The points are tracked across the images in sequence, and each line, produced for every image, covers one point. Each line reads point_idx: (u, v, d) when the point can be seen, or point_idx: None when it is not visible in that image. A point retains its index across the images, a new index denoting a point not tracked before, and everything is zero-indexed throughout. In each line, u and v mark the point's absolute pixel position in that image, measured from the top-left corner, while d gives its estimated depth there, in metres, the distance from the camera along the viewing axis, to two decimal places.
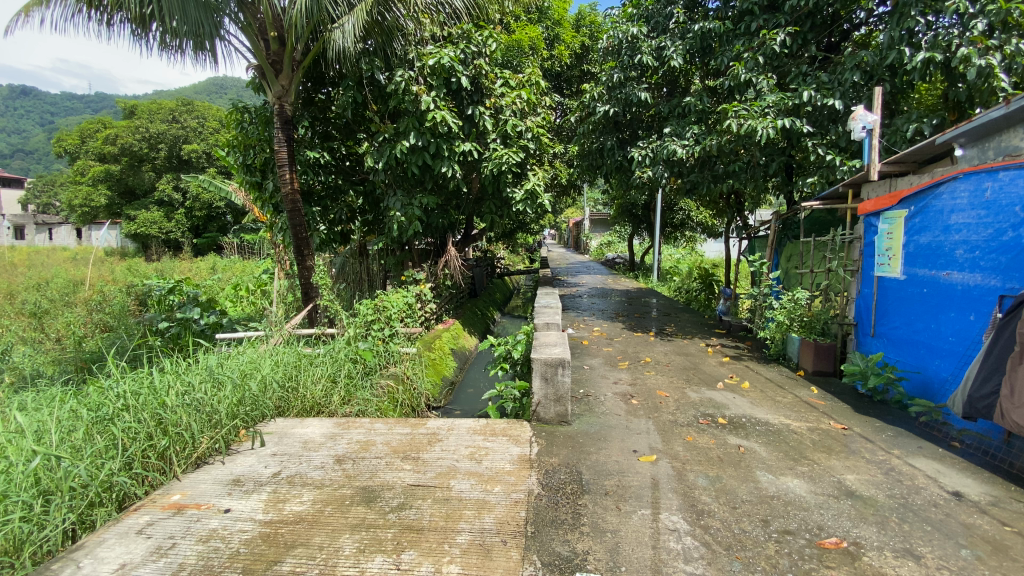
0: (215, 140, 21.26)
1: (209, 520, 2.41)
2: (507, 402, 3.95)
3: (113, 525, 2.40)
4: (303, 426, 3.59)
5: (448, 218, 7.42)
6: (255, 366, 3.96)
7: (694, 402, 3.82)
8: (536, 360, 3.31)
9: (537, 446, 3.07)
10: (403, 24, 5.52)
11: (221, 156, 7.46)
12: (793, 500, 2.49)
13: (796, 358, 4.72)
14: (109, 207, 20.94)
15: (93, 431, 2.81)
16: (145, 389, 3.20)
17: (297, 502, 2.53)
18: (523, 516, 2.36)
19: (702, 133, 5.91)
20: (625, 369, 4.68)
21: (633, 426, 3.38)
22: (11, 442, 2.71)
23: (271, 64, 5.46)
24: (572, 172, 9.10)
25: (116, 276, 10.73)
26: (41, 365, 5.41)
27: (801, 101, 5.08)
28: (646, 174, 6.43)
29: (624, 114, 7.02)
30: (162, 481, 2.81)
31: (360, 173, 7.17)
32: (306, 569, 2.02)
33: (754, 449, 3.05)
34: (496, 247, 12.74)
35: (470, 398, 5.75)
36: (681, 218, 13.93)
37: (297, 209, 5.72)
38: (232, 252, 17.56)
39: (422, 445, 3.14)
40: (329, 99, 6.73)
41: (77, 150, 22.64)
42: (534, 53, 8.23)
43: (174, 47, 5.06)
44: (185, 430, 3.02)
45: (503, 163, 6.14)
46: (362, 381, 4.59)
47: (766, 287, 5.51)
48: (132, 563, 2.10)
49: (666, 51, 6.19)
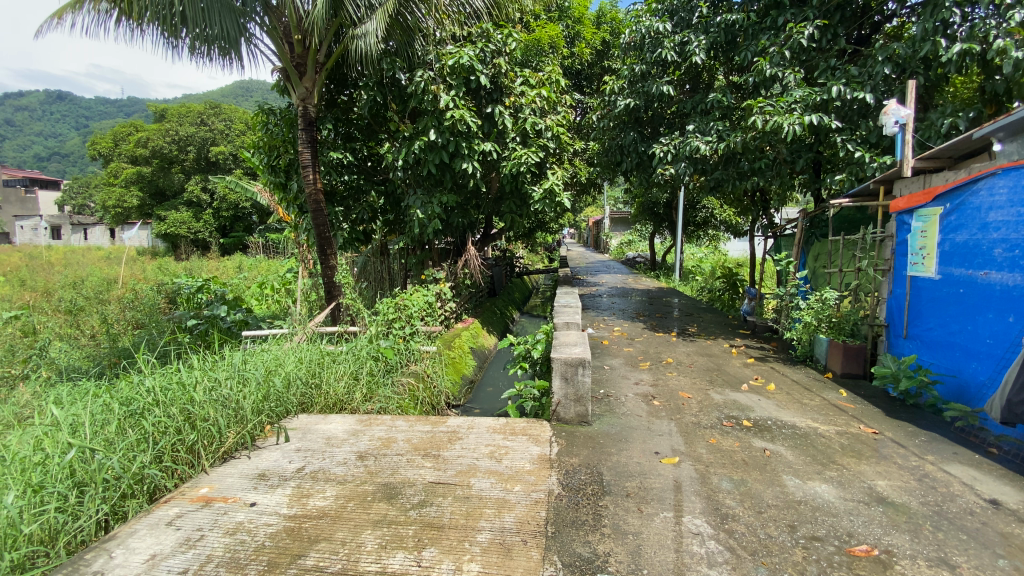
0: (242, 142, 21.80)
1: (236, 513, 2.46)
2: (526, 401, 3.94)
3: (144, 517, 2.46)
4: (327, 422, 3.65)
5: (468, 218, 7.44)
6: (278, 363, 4.03)
7: (718, 404, 3.75)
8: (556, 359, 3.29)
9: (557, 446, 3.06)
10: (423, 23, 5.53)
11: (247, 157, 7.61)
12: (821, 505, 2.43)
13: (823, 360, 4.61)
14: (141, 208, 21.63)
15: (125, 425, 2.91)
16: (174, 384, 3.30)
17: (320, 497, 2.57)
18: (543, 516, 2.35)
19: (726, 130, 5.79)
20: (647, 370, 4.62)
21: (654, 428, 3.33)
22: (48, 435, 2.82)
23: (295, 67, 5.54)
24: (593, 170, 9.03)
25: (148, 275, 11.06)
26: (77, 360, 5.59)
27: (830, 96, 4.93)
28: (668, 171, 6.36)
29: (645, 111, 6.92)
30: (190, 473, 2.88)
31: (381, 174, 7.25)
32: (328, 564, 2.04)
33: (780, 453, 2.98)
34: (515, 246, 12.71)
35: (489, 397, 5.75)
36: (703, 217, 13.69)
37: (321, 209, 5.80)
38: (258, 251, 17.85)
39: (442, 443, 3.16)
40: (351, 100, 6.84)
41: (111, 152, 23.36)
42: (554, 51, 8.08)
43: (202, 52, 5.20)
44: (212, 425, 3.10)
45: (522, 163, 6.14)
46: (383, 379, 4.64)
47: (792, 287, 5.37)
48: (161, 554, 2.16)
49: (689, 47, 6.08)
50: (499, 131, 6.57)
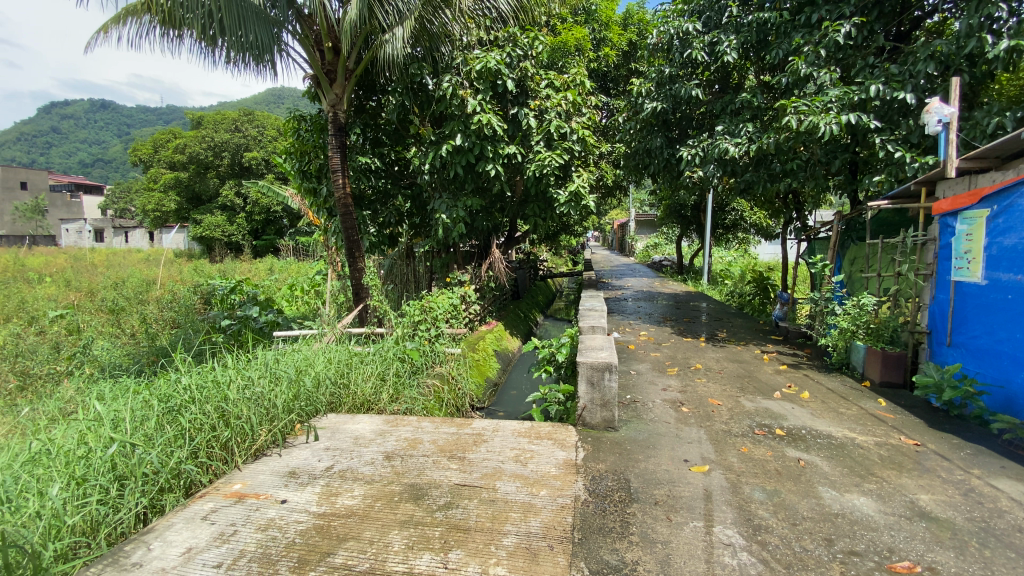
0: (273, 147, 22.43)
1: (267, 510, 2.51)
2: (551, 405, 3.93)
3: (180, 511, 2.54)
4: (354, 422, 3.70)
5: (493, 222, 7.47)
6: (309, 363, 4.12)
7: (749, 412, 3.66)
8: (582, 363, 3.27)
9: (583, 451, 3.03)
10: (451, 29, 5.64)
11: (279, 162, 7.82)
12: (859, 519, 2.33)
13: (861, 367, 4.44)
14: (178, 212, 22.45)
15: (164, 421, 3.02)
16: (209, 382, 3.41)
17: (348, 496, 2.60)
18: (570, 522, 2.32)
19: (757, 131, 5.67)
20: (674, 376, 4.54)
21: (683, 435, 3.26)
22: (92, 430, 2.94)
23: (325, 74, 5.67)
24: (618, 173, 8.95)
25: (185, 276, 11.49)
26: (118, 357, 5.83)
27: (868, 95, 4.77)
28: (696, 173, 6.25)
29: (673, 113, 6.82)
30: (224, 470, 2.96)
31: (408, 178, 7.33)
32: (357, 563, 2.07)
33: (816, 463, 2.89)
34: (540, 249, 12.69)
35: (513, 400, 5.75)
36: (733, 219, 13.40)
37: (349, 213, 5.90)
38: (288, 254, 18.26)
39: (468, 445, 3.17)
40: (379, 106, 6.93)
41: (151, 159, 24.35)
42: (581, 53, 8.08)
43: (236, 62, 5.38)
44: (245, 422, 3.19)
45: (546, 165, 6.12)
46: (409, 381, 4.70)
47: (827, 292, 5.20)
48: (197, 547, 2.22)
49: (719, 47, 5.97)
50: (524, 134, 6.57)
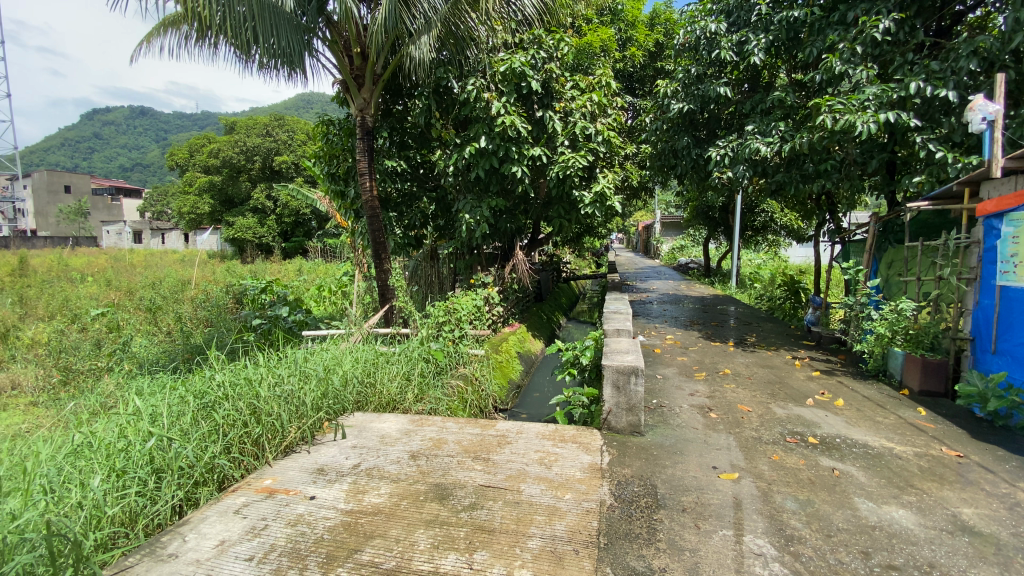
0: (303, 151, 22.99)
1: (297, 505, 2.57)
2: (575, 408, 3.91)
3: (214, 504, 2.62)
4: (380, 421, 3.75)
5: (516, 223, 7.47)
6: (337, 362, 4.22)
7: (781, 419, 3.56)
8: (607, 366, 3.25)
9: (609, 456, 3.00)
10: (476, 32, 5.68)
11: (308, 165, 8.00)
12: (898, 532, 2.24)
13: (899, 375, 4.27)
14: (211, 215, 23.19)
15: (199, 416, 3.12)
16: (242, 380, 3.51)
17: (374, 494, 2.64)
18: (595, 526, 2.30)
19: (789, 131, 5.53)
20: (702, 381, 4.45)
21: (711, 441, 3.20)
22: (131, 424, 3.06)
23: (354, 79, 5.79)
24: (644, 174, 8.86)
25: (218, 276, 11.87)
26: (155, 354, 6.04)
27: (907, 93, 4.60)
28: (725, 174, 6.13)
29: (701, 113, 6.71)
30: (255, 465, 3.03)
31: (433, 180, 7.45)
32: (383, 560, 2.09)
33: (851, 473, 2.79)
34: (563, 251, 12.64)
35: (537, 403, 5.73)
36: (762, 221, 13.08)
37: (376, 215, 6.00)
38: (317, 255, 18.66)
39: (492, 446, 3.17)
40: (405, 110, 7.03)
41: (187, 163, 25.24)
42: (606, 54, 8.03)
43: (269, 68, 5.55)
44: (276, 419, 3.27)
45: (570, 166, 6.09)
46: (434, 381, 4.74)
47: (862, 296, 5.02)
48: (230, 540, 2.28)
49: (748, 46, 5.86)
50: (549, 137, 6.56)
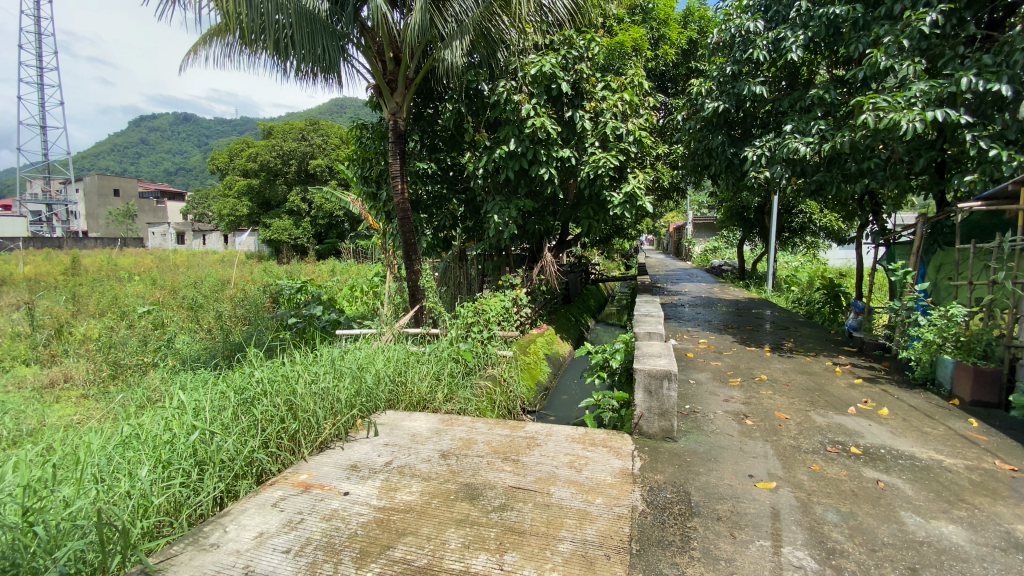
0: (337, 155, 23.57)
1: (331, 500, 2.63)
2: (605, 411, 3.87)
3: (253, 496, 2.70)
4: (411, 419, 3.80)
5: (545, 224, 7.46)
6: (370, 360, 4.32)
7: (821, 428, 3.44)
8: (638, 370, 3.22)
9: (640, 461, 2.96)
10: (507, 35, 5.80)
11: (342, 168, 8.20)
12: (948, 549, 2.14)
13: (949, 384, 4.07)
14: (250, 217, 24.03)
15: (239, 412, 3.24)
16: (280, 376, 3.63)
17: (406, 491, 2.67)
18: (627, 532, 2.27)
19: (829, 129, 5.34)
20: (737, 387, 4.34)
21: (747, 448, 3.12)
22: (176, 417, 3.20)
23: (387, 83, 5.91)
24: (676, 174, 8.71)
25: (256, 276, 12.28)
26: (196, 351, 6.30)
27: (957, 88, 4.38)
28: (762, 174, 5.97)
29: (736, 112, 6.56)
30: (292, 460, 3.12)
31: (463, 182, 7.45)
32: (415, 558, 2.12)
33: (897, 486, 2.67)
34: (592, 253, 12.54)
35: (565, 405, 5.70)
36: (801, 222, 12.66)
37: (407, 217, 6.09)
38: (350, 256, 19.06)
39: (522, 448, 3.17)
40: (436, 113, 7.14)
41: (227, 167, 26.22)
42: (637, 53, 7.90)
43: (306, 75, 5.73)
44: (311, 416, 3.36)
45: (600, 167, 6.05)
46: (463, 381, 4.78)
47: (908, 301, 4.79)
48: (268, 532, 2.35)
49: (785, 43, 5.71)
50: (579, 137, 6.53)
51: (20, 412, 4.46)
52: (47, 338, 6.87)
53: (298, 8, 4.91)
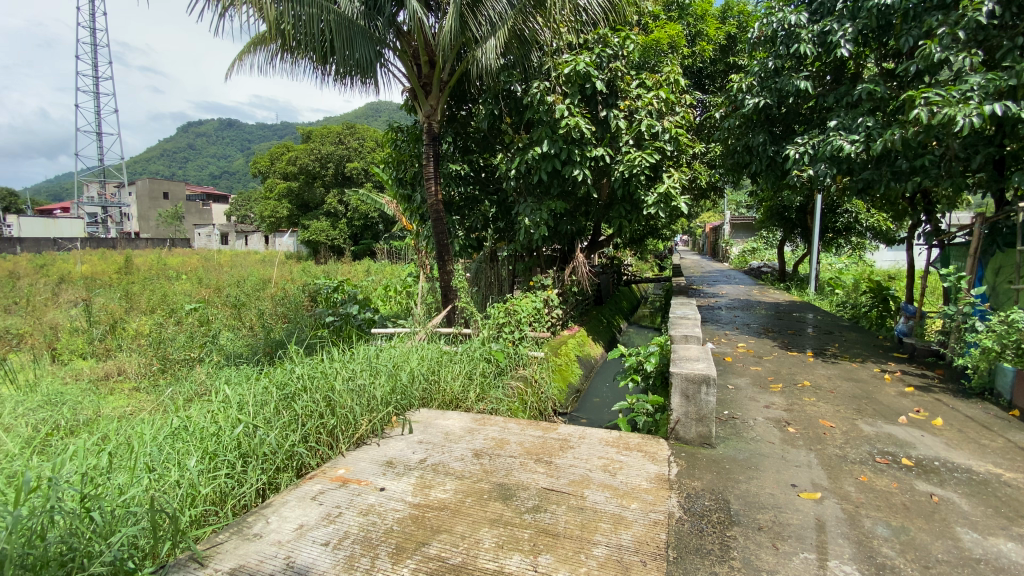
0: (372, 158, 24.15)
1: (368, 496, 2.68)
2: (638, 415, 3.82)
3: (293, 489, 2.79)
4: (445, 418, 3.85)
5: (577, 225, 7.41)
6: (405, 359, 4.40)
7: (869, 437, 3.29)
8: (677, 374, 3.18)
9: (677, 467, 2.89)
10: (541, 35, 5.81)
11: (377, 170, 8.38)
12: (1009, 569, 2.01)
13: (1010, 394, 3.81)
14: (289, 219, 24.83)
15: (281, 407, 3.36)
16: (319, 373, 3.75)
17: (440, 489, 2.71)
18: (663, 539, 2.23)
19: (877, 125, 5.11)
20: (778, 393, 4.20)
21: (790, 457, 3.01)
22: (222, 411, 3.34)
23: (422, 86, 6.01)
24: (714, 174, 8.51)
25: (296, 276, 12.69)
26: (239, 347, 6.56)
27: (1020, 80, 4.12)
28: (805, 173, 5.76)
29: (778, 108, 6.36)
30: (330, 455, 3.20)
31: (495, 183, 7.47)
32: (450, 556, 2.14)
33: (952, 500, 2.52)
34: (625, 254, 12.40)
35: (597, 409, 5.65)
36: (845, 222, 12.15)
37: (441, 218, 6.16)
38: (384, 257, 19.43)
39: (555, 450, 3.16)
40: (469, 114, 7.26)
41: (268, 170, 27.18)
42: (674, 50, 7.75)
43: (344, 80, 5.89)
44: (349, 412, 3.44)
45: (635, 166, 5.97)
46: (495, 381, 4.81)
47: (965, 306, 4.51)
48: (308, 525, 2.42)
49: (831, 36, 5.47)
50: (613, 136, 6.47)
51: (79, 403, 4.73)
52: (102, 333, 7.28)
53: (336, 17, 5.05)
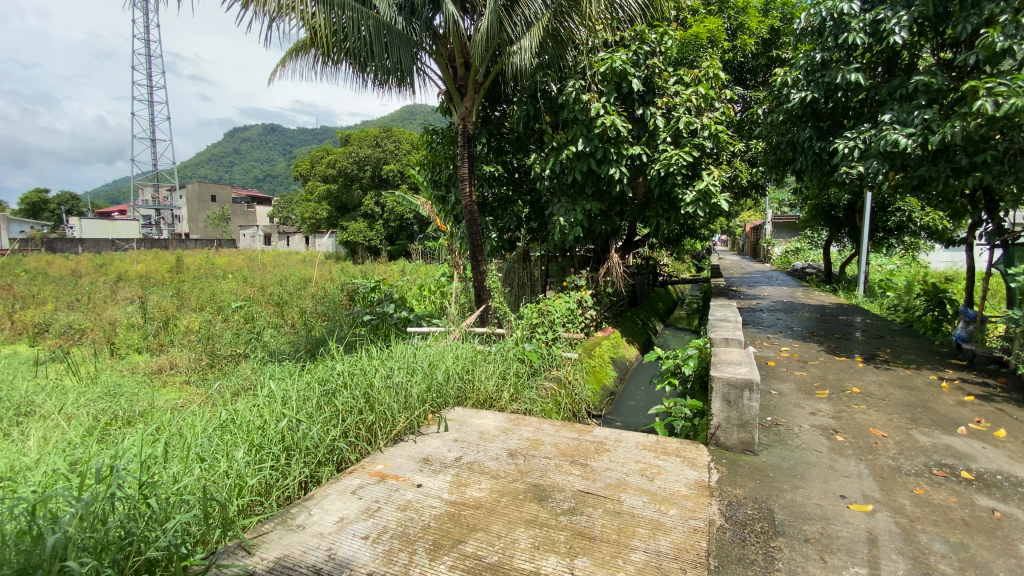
0: (408, 160, 24.66)
1: (405, 491, 2.74)
2: (676, 420, 3.74)
3: (334, 483, 2.88)
4: (479, 417, 3.87)
5: (612, 224, 7.34)
6: (440, 357, 4.46)
7: (925, 448, 3.11)
8: (717, 378, 3.10)
9: (717, 474, 2.82)
10: (577, 33, 5.78)
11: (412, 172, 8.53)
12: None
13: None
14: (328, 220, 25.58)
15: (322, 401, 3.47)
16: (358, 370, 3.86)
17: (476, 488, 2.73)
18: (704, 547, 2.18)
19: (935, 117, 4.82)
20: (825, 399, 4.03)
21: (838, 467, 2.88)
22: (267, 405, 3.48)
23: (457, 89, 6.08)
24: (756, 171, 8.24)
25: (335, 275, 13.06)
26: (282, 345, 6.81)
27: None
28: (855, 169, 5.51)
29: (825, 102, 6.11)
30: (369, 450, 3.28)
31: (529, 183, 7.46)
32: (486, 554, 2.16)
33: (1018, 517, 2.36)
34: (660, 254, 12.18)
35: (632, 412, 5.58)
36: (897, 221, 11.54)
37: (475, 219, 6.21)
38: (418, 258, 19.72)
39: (590, 452, 3.14)
40: (503, 115, 7.29)
41: (308, 173, 28.09)
42: (714, 45, 7.54)
43: (382, 84, 6.01)
44: (386, 409, 3.52)
45: (672, 164, 5.86)
46: (528, 381, 4.82)
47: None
48: (348, 518, 2.49)
49: (884, 25, 5.21)
50: (650, 134, 6.37)
51: (135, 395, 5.01)
52: (157, 329, 7.69)
53: (376, 22, 5.17)
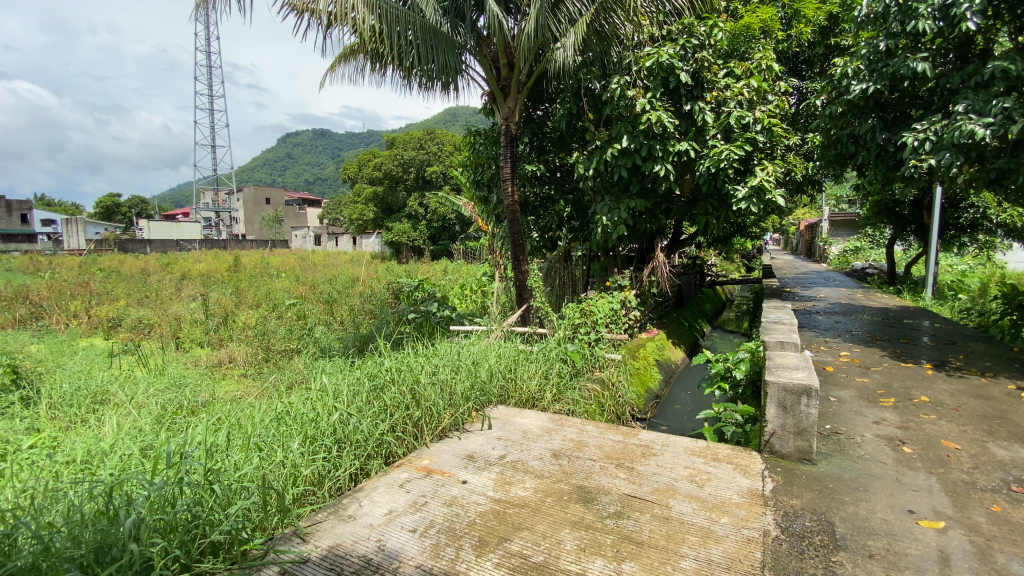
0: (451, 161, 25.04)
1: (451, 487, 2.79)
2: (727, 425, 3.62)
3: (383, 476, 2.96)
4: (522, 416, 3.89)
5: (657, 223, 7.19)
6: (484, 356, 4.51)
7: (1004, 463, 2.88)
8: (772, 383, 2.98)
9: (772, 483, 2.71)
10: (622, 29, 5.70)
11: (455, 173, 8.66)
12: None
13: None
14: (374, 221, 26.34)
15: (371, 397, 3.59)
16: (405, 367, 3.96)
17: (521, 487, 2.74)
18: (758, 558, 2.10)
19: (1018, 104, 4.44)
20: (889, 408, 3.79)
21: (905, 480, 2.71)
22: (319, 398, 3.63)
23: (501, 89, 6.12)
24: (811, 166, 7.86)
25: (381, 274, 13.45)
26: (332, 341, 7.07)
27: None
28: (924, 163, 5.14)
29: (890, 92, 5.75)
30: (415, 445, 3.36)
31: (571, 182, 7.41)
32: (532, 553, 2.16)
33: None
34: (707, 253, 11.82)
35: (677, 416, 5.45)
36: (971, 217, 10.70)
37: (517, 218, 6.24)
38: (460, 257, 19.98)
39: (636, 456, 3.09)
40: (546, 114, 7.29)
41: (355, 176, 29.04)
42: (767, 36, 7.26)
43: (428, 86, 6.12)
44: (432, 405, 3.59)
45: (722, 160, 5.67)
46: (571, 382, 4.80)
47: None
48: (397, 511, 2.55)
49: (955, 8, 4.87)
50: (698, 130, 6.20)
51: (198, 386, 5.34)
52: (216, 325, 8.15)
53: (423, 23, 5.26)
